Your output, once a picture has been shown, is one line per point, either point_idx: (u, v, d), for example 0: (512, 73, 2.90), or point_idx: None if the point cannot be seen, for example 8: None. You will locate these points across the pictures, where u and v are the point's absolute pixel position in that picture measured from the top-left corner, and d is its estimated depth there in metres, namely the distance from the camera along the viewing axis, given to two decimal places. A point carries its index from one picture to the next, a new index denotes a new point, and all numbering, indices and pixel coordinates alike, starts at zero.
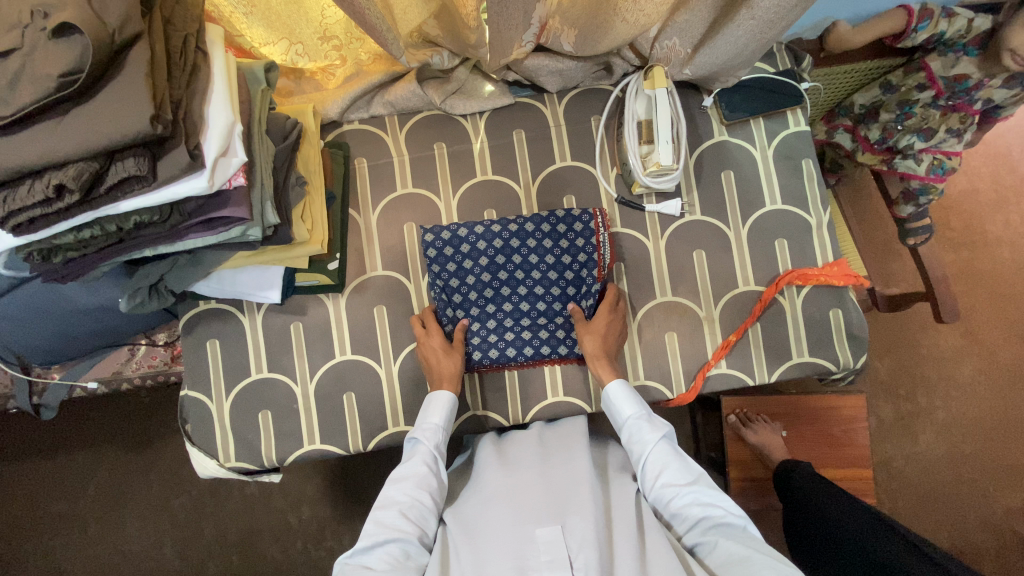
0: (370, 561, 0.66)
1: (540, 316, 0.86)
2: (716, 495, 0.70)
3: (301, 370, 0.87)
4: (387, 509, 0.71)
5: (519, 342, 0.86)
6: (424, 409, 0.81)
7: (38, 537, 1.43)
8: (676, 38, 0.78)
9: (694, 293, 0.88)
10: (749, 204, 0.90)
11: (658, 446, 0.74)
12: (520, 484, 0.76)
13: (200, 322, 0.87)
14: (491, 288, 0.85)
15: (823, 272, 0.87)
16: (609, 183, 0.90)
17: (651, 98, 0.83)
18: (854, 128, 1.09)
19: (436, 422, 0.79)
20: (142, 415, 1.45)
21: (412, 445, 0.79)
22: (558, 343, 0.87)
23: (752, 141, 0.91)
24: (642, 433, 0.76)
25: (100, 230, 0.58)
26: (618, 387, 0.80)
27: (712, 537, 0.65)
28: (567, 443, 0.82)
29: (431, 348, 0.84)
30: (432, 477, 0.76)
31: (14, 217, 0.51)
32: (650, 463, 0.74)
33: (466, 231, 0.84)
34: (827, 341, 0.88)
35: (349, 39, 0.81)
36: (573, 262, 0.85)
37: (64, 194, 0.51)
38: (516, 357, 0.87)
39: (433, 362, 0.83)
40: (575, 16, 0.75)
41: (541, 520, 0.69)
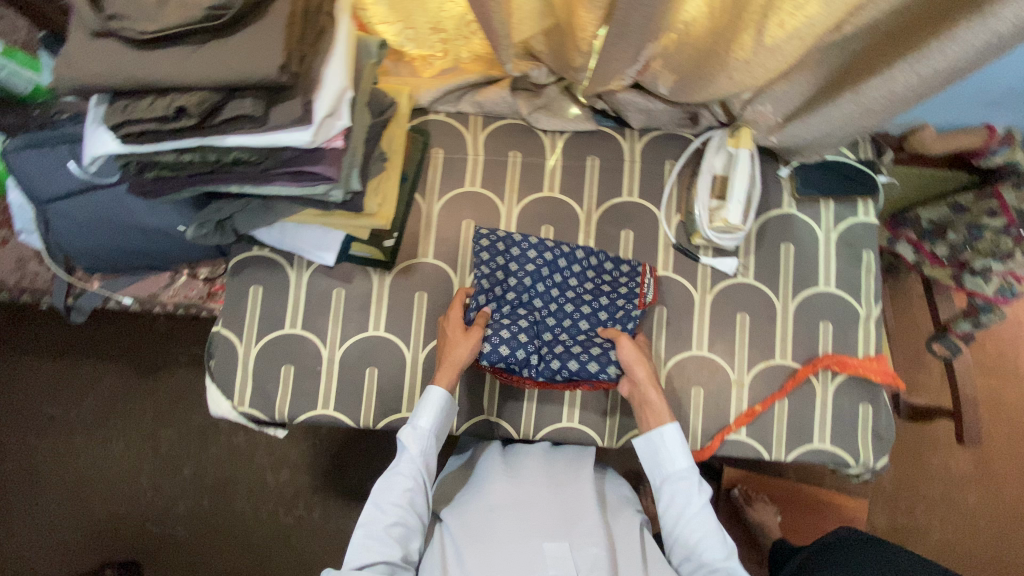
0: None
1: (568, 334, 0.84)
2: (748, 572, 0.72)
3: (332, 334, 0.89)
4: (374, 531, 0.73)
5: (540, 351, 0.82)
6: (413, 413, 0.80)
7: (25, 434, 1.45)
8: (769, 105, 0.80)
9: (729, 353, 0.88)
10: (802, 280, 0.90)
11: (702, 511, 0.75)
12: (525, 496, 0.80)
13: (249, 266, 0.89)
14: (526, 296, 0.85)
15: (861, 363, 0.86)
16: (669, 227, 0.91)
17: (732, 155, 0.86)
18: (918, 241, 1.07)
19: (427, 431, 0.79)
20: (154, 340, 1.47)
21: (398, 452, 0.79)
22: (583, 361, 0.81)
23: (818, 220, 0.91)
24: (687, 492, 0.76)
25: (198, 157, 0.60)
26: (676, 441, 0.78)
27: None
28: (572, 470, 0.86)
29: (453, 334, 0.81)
30: (418, 491, 0.77)
31: (127, 126, 0.54)
32: (690, 524, 0.75)
33: (519, 238, 0.88)
34: (851, 434, 0.87)
35: (457, 35, 0.85)
36: (615, 292, 0.86)
37: (181, 115, 0.53)
38: (532, 365, 0.81)
39: (450, 340, 0.81)
40: (678, 63, 0.78)
41: (549, 536, 0.75)
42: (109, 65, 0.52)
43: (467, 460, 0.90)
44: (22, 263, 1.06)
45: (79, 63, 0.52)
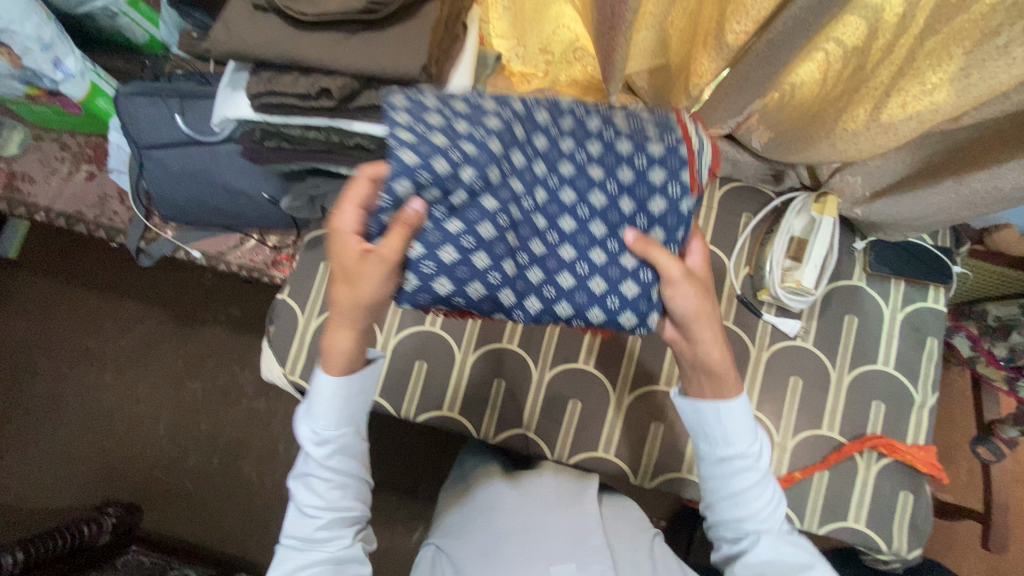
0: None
1: (575, 247, 0.54)
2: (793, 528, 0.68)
3: (390, 321, 0.90)
4: (306, 539, 0.64)
5: (529, 281, 0.54)
6: (308, 408, 0.63)
7: (62, 360, 1.50)
8: (859, 176, 0.82)
9: (777, 414, 0.87)
10: (861, 355, 0.89)
11: (762, 488, 0.66)
12: (537, 520, 0.78)
13: (324, 242, 0.92)
14: (498, 174, 0.51)
15: (909, 450, 0.85)
16: (736, 279, 0.91)
17: (814, 220, 0.86)
18: (977, 336, 1.06)
19: (328, 431, 0.63)
20: (198, 294, 1.51)
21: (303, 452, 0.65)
22: (611, 308, 0.55)
23: (886, 298, 0.91)
24: (756, 460, 0.65)
25: (322, 136, 0.63)
26: (739, 412, 0.65)
27: None
28: (575, 492, 0.84)
29: (350, 265, 0.54)
30: (347, 486, 0.65)
31: (268, 96, 0.58)
32: (757, 494, 0.65)
33: (470, 96, 0.54)
34: (887, 518, 0.85)
35: (562, 59, 0.89)
36: (647, 167, 0.55)
37: (321, 95, 0.57)
38: (520, 308, 0.55)
39: (347, 273, 0.54)
40: (778, 122, 0.80)
41: (556, 559, 0.72)
42: (264, 38, 0.55)
43: (469, 474, 0.90)
44: (104, 199, 1.11)
45: (237, 32, 0.55)
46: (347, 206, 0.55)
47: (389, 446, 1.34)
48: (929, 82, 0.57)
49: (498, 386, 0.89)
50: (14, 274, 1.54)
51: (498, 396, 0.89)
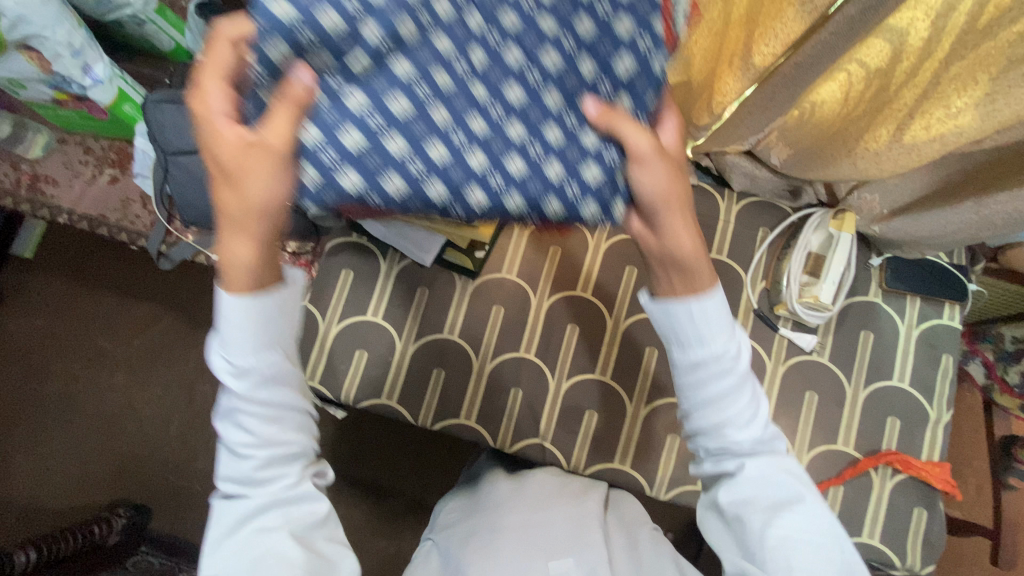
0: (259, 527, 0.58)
1: (524, 123, 0.47)
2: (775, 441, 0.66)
3: (409, 329, 0.92)
4: (246, 481, 0.58)
5: (470, 167, 0.47)
6: (220, 335, 0.56)
7: (75, 361, 1.51)
8: (878, 195, 0.83)
9: (792, 429, 0.88)
10: (876, 370, 0.89)
11: (733, 394, 0.62)
12: (538, 516, 0.79)
13: (345, 249, 0.94)
14: (422, 31, 0.45)
15: (924, 467, 0.85)
16: (753, 293, 0.92)
17: (833, 236, 0.87)
18: (992, 361, 1.12)
19: (248, 358, 0.55)
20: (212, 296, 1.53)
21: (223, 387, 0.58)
22: (571, 198, 0.49)
23: (902, 314, 0.91)
24: (734, 366, 0.62)
25: None
26: (709, 307, 0.61)
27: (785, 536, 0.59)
28: (575, 490, 0.85)
29: (240, 156, 0.48)
30: (281, 411, 0.59)
31: None
32: (740, 407, 0.63)
33: None
34: (901, 534, 0.85)
35: None
36: (611, 14, 0.47)
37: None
38: (468, 203, 0.48)
39: (234, 167, 0.48)
40: (797, 140, 0.81)
41: (555, 555, 0.73)
42: None
43: (476, 477, 0.91)
44: (126, 203, 1.12)
45: None
46: (212, 81, 0.48)
47: (400, 450, 1.35)
48: (954, 106, 0.58)
49: (515, 396, 0.90)
50: (29, 274, 1.55)
51: (515, 406, 0.90)
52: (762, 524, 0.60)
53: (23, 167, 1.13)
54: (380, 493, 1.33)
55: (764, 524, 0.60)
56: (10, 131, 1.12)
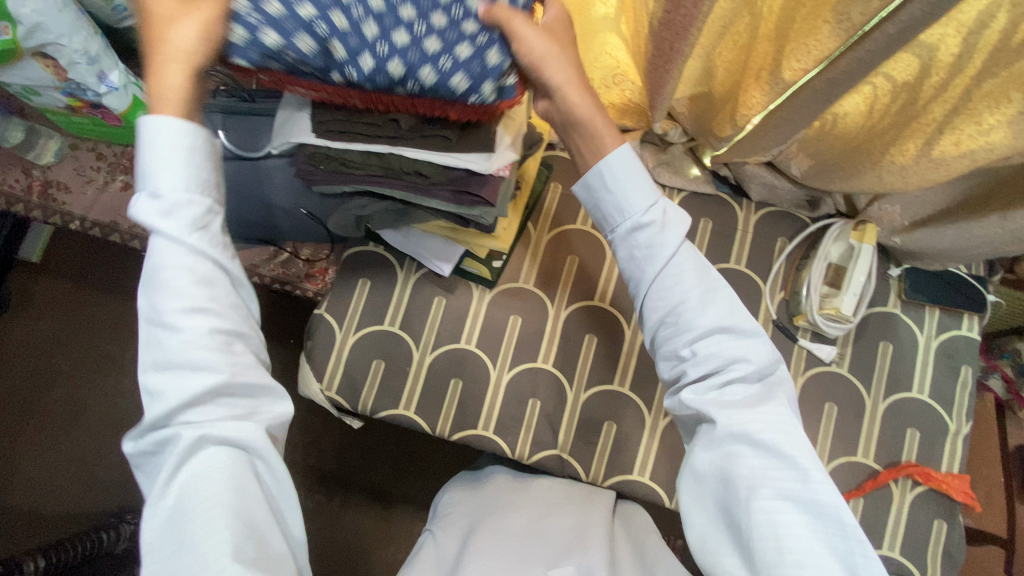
0: (202, 413, 0.56)
1: (413, 3, 0.53)
2: (756, 342, 0.65)
3: (426, 339, 0.91)
4: (174, 359, 0.54)
5: (365, 37, 0.52)
6: (145, 183, 0.55)
7: (81, 366, 1.50)
8: (898, 206, 0.83)
9: (811, 440, 0.88)
10: (896, 382, 0.89)
11: (680, 276, 0.65)
12: (542, 529, 0.84)
13: (362, 259, 0.94)
14: None
15: (944, 479, 0.85)
16: (772, 303, 0.91)
17: (853, 248, 0.87)
18: (1011, 377, 1.14)
19: (175, 191, 0.55)
20: None
21: (151, 247, 0.55)
22: (445, 69, 0.53)
23: (921, 325, 0.91)
24: (664, 250, 0.65)
25: (382, 162, 0.65)
26: (631, 166, 0.65)
27: (773, 504, 0.58)
28: (580, 499, 0.89)
29: (164, 16, 0.54)
30: (208, 267, 0.56)
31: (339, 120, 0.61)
32: (693, 311, 0.64)
33: None
34: (921, 547, 0.85)
35: (601, 85, 0.92)
36: None
37: (388, 124, 0.61)
38: (354, 67, 0.52)
39: (167, 19, 0.54)
40: (818, 151, 0.80)
41: (554, 564, 0.78)
42: None
43: (486, 475, 0.96)
44: None
45: None
46: None
47: (411, 457, 1.34)
48: (985, 123, 0.58)
49: (533, 407, 0.89)
50: (37, 280, 1.54)
51: (533, 417, 0.89)
52: (746, 496, 0.58)
53: (35, 173, 1.12)
54: (391, 500, 1.33)
55: (746, 492, 0.58)
56: (22, 137, 1.10)
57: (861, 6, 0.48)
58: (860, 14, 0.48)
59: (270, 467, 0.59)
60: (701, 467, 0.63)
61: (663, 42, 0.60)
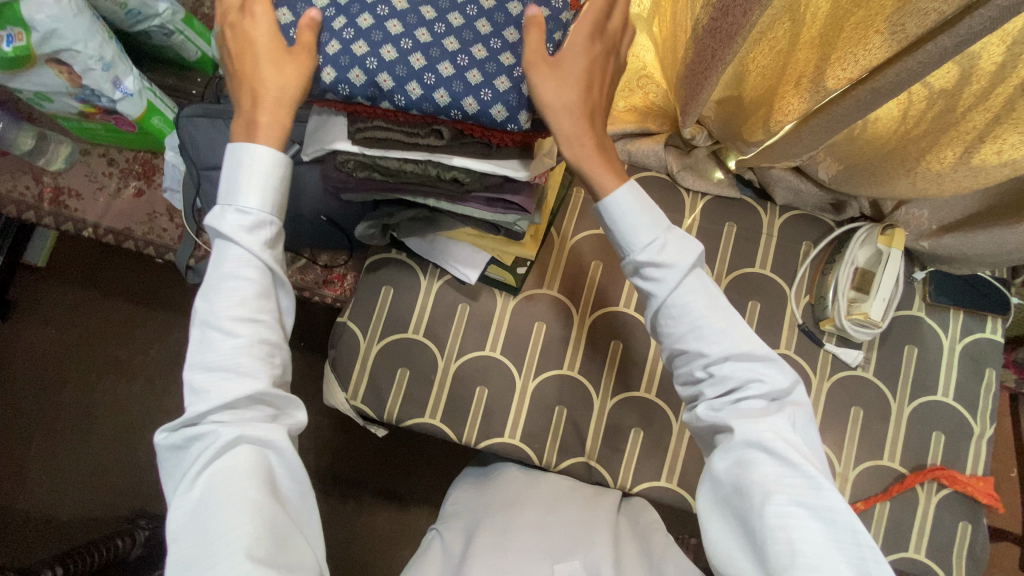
0: (232, 416, 0.56)
1: (459, 40, 0.57)
2: (770, 366, 0.62)
3: (451, 347, 0.91)
4: (224, 364, 0.56)
5: (412, 67, 0.56)
6: (229, 197, 0.59)
7: (90, 371, 1.48)
8: (926, 210, 0.84)
9: (838, 445, 0.88)
10: (921, 385, 0.89)
11: (691, 300, 0.62)
12: (547, 524, 0.81)
13: (385, 266, 0.93)
14: None
15: (970, 482, 0.85)
16: (797, 308, 0.91)
17: (881, 252, 0.86)
18: None
19: (258, 209, 0.59)
20: None
21: (219, 253, 0.58)
22: (484, 99, 0.56)
23: (946, 328, 0.91)
24: (671, 276, 0.62)
25: (420, 169, 0.64)
26: (630, 199, 0.62)
27: (790, 509, 0.55)
28: (585, 493, 0.88)
29: (264, 62, 0.58)
30: (268, 283, 0.59)
31: (381, 129, 0.61)
32: (707, 333, 0.62)
33: None
34: (947, 550, 0.85)
35: (625, 87, 0.94)
36: None
37: (430, 134, 0.61)
38: (395, 98, 0.56)
39: (258, 66, 0.58)
40: (848, 154, 0.80)
41: (560, 557, 0.76)
42: None
43: (489, 471, 0.95)
44: (153, 216, 1.10)
45: None
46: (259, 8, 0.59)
47: (427, 461, 1.34)
48: None
49: (559, 413, 0.89)
50: (42, 284, 1.52)
51: (560, 424, 0.89)
52: (760, 501, 0.56)
53: (45, 180, 1.10)
54: (408, 505, 1.32)
55: (761, 497, 0.56)
56: (33, 144, 1.08)
57: (917, 20, 0.47)
58: (915, 26, 0.47)
59: (286, 466, 0.58)
60: (717, 474, 0.61)
61: (705, 49, 0.60)
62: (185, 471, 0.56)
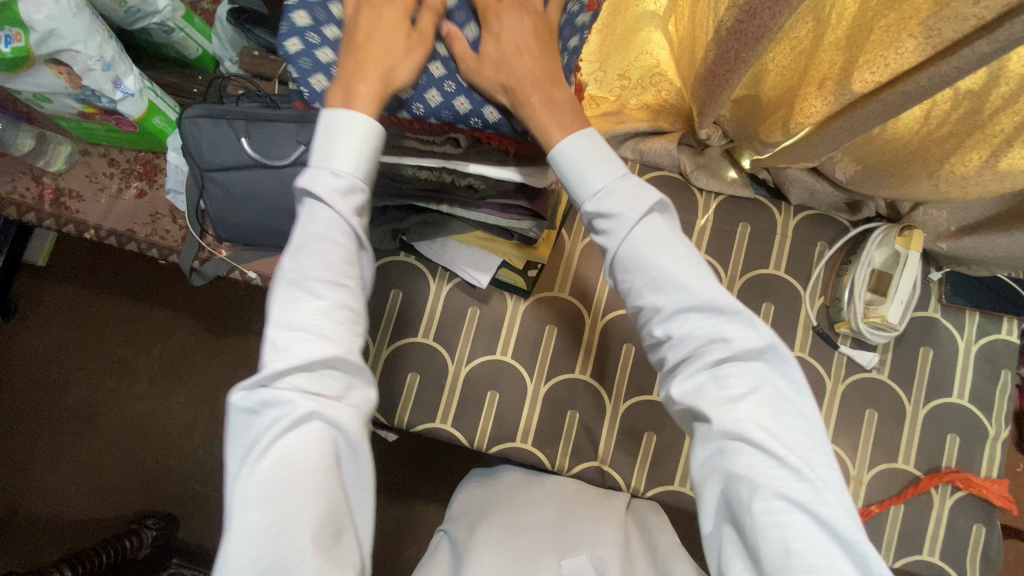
0: (306, 384, 0.49)
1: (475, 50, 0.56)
2: (741, 324, 0.52)
3: (461, 351, 0.90)
4: (307, 331, 0.50)
5: (431, 75, 0.54)
6: (320, 157, 0.53)
7: (93, 370, 1.47)
8: (945, 211, 0.82)
9: (852, 448, 0.87)
10: (936, 387, 0.89)
11: (646, 253, 0.53)
12: (553, 521, 0.78)
13: (393, 269, 0.92)
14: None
15: (985, 485, 0.84)
16: (812, 309, 0.90)
17: (898, 253, 0.85)
18: None
19: (354, 171, 0.53)
20: (231, 304, 1.48)
21: (307, 214, 0.53)
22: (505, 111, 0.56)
23: (961, 330, 0.90)
24: (619, 227, 0.54)
25: (435, 175, 0.65)
26: (572, 146, 0.54)
27: (777, 500, 0.46)
28: (592, 493, 0.85)
29: (393, 41, 0.52)
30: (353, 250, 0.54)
31: (396, 135, 0.59)
32: (665, 293, 0.53)
33: None
34: (962, 552, 0.85)
35: (637, 85, 0.89)
36: None
37: (446, 143, 0.59)
38: (414, 106, 0.54)
39: (377, 40, 0.52)
40: (866, 158, 0.78)
41: (567, 552, 0.73)
42: None
43: (494, 474, 0.92)
44: (156, 217, 1.08)
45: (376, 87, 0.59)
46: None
47: (434, 460, 1.33)
48: None
49: (571, 417, 0.89)
50: (43, 285, 1.50)
51: (572, 428, 0.88)
52: (746, 496, 0.47)
53: (46, 181, 1.08)
54: (416, 504, 1.32)
55: (748, 493, 0.47)
56: (32, 145, 1.06)
57: (954, 25, 0.45)
58: (953, 31, 0.46)
59: (352, 449, 0.51)
60: (698, 468, 0.52)
61: (729, 50, 0.58)
62: (250, 442, 0.48)
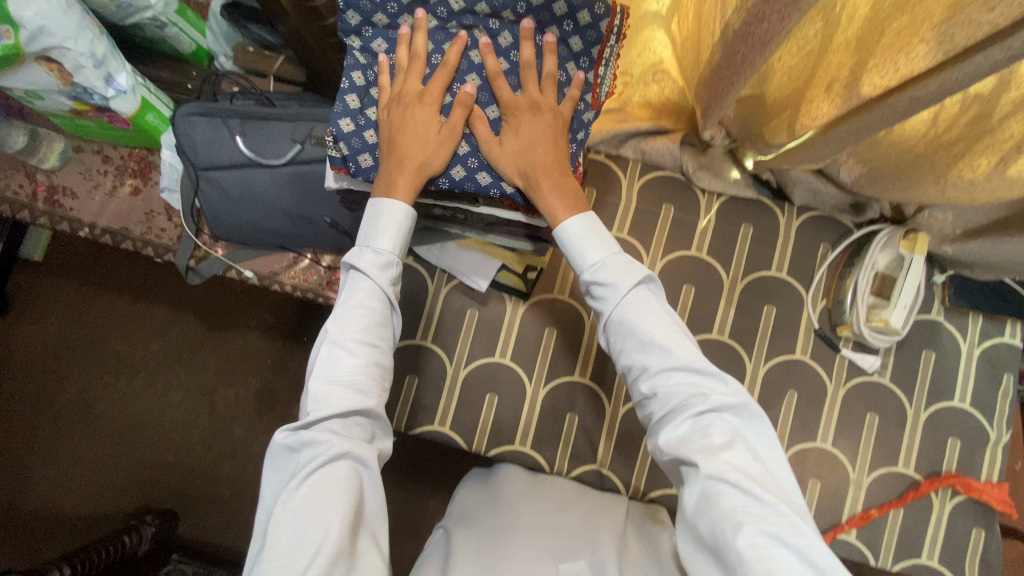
0: (338, 428, 0.59)
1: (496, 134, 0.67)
2: (719, 382, 0.59)
3: (460, 353, 0.89)
4: (345, 383, 0.60)
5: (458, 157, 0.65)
6: (366, 239, 0.65)
7: (91, 366, 1.47)
8: (951, 213, 0.81)
9: (852, 451, 0.87)
10: (938, 391, 0.88)
11: (635, 317, 0.62)
12: (550, 524, 0.78)
13: None
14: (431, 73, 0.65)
15: (986, 489, 0.84)
16: (813, 312, 0.89)
17: (903, 257, 0.84)
18: None
19: (391, 252, 0.65)
20: (229, 300, 1.47)
21: (351, 285, 0.64)
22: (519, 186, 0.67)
23: (964, 333, 0.89)
24: (613, 295, 0.64)
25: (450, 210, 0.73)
26: (576, 228, 0.65)
27: (758, 538, 0.52)
28: (588, 498, 0.84)
29: (425, 140, 0.63)
30: (386, 317, 0.64)
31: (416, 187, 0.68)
32: (653, 353, 0.61)
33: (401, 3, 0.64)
34: (961, 556, 0.85)
35: (640, 80, 0.90)
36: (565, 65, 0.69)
37: (463, 196, 0.69)
38: (441, 181, 0.66)
39: (410, 137, 0.62)
40: (875, 161, 0.77)
41: (566, 557, 0.72)
42: None
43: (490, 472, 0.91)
44: (151, 216, 1.07)
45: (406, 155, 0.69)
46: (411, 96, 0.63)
47: (432, 457, 1.33)
48: None
49: (570, 420, 0.88)
50: (39, 280, 1.49)
51: (571, 431, 0.88)
52: (731, 536, 0.52)
53: (39, 178, 1.06)
54: (415, 501, 1.32)
55: (731, 531, 0.53)
56: (25, 142, 1.04)
57: (967, 31, 0.44)
58: (966, 38, 0.44)
59: (374, 486, 0.59)
60: (688, 513, 0.57)
61: (735, 54, 0.57)
62: (289, 476, 0.57)
